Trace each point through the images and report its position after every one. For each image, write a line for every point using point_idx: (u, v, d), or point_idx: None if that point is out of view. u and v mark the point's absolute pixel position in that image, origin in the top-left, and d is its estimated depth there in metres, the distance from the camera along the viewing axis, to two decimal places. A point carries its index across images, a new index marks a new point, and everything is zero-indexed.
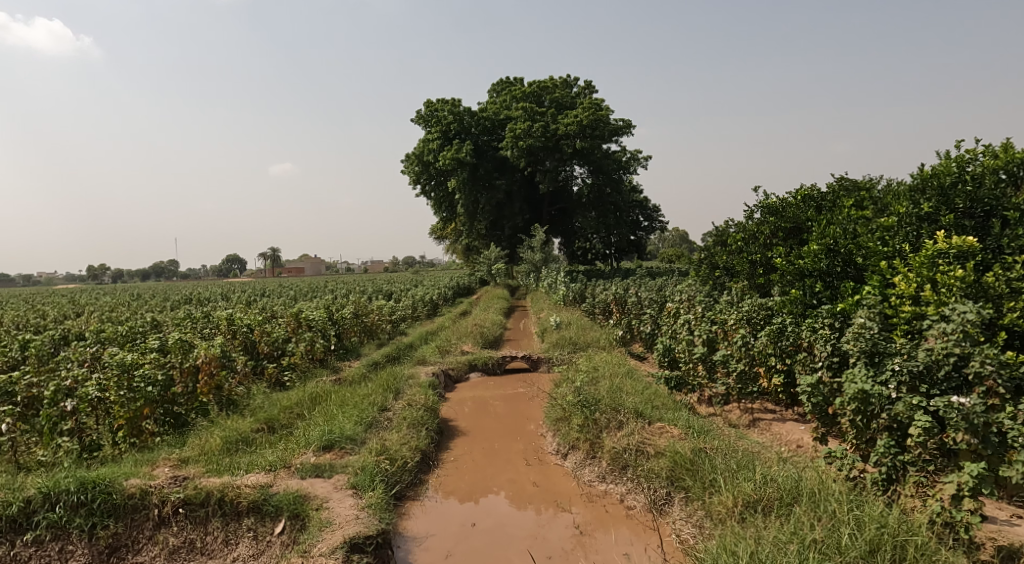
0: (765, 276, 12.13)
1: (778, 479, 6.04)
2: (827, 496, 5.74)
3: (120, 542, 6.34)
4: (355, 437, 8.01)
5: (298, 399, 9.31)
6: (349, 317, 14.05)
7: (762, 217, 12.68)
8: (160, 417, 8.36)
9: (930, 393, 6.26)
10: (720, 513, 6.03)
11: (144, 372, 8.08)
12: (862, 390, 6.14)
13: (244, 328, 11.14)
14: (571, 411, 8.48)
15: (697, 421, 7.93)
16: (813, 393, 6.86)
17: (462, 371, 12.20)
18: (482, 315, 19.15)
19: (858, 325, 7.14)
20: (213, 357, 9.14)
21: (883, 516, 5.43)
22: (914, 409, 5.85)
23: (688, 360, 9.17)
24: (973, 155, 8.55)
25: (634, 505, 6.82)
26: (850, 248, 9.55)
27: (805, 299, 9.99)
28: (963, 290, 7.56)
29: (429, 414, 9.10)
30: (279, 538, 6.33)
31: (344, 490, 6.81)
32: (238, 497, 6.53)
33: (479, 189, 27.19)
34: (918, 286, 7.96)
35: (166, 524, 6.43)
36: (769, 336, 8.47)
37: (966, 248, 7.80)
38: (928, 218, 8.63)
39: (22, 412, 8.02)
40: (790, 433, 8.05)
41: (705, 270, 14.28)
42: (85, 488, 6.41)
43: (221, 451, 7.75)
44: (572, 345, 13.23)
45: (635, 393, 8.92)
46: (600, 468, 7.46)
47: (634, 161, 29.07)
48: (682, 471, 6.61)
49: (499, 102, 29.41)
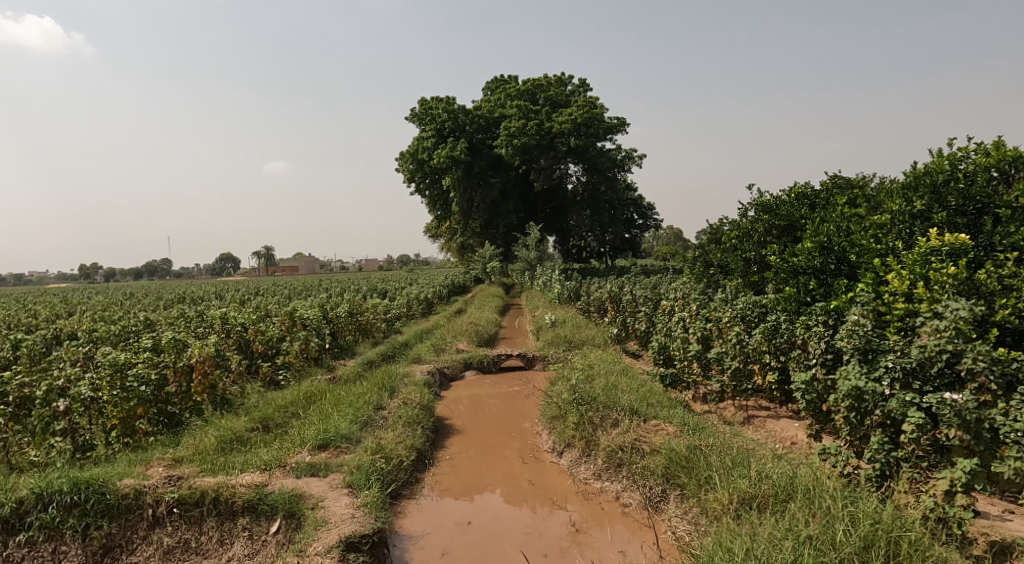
0: (760, 274, 12.18)
1: (773, 475, 6.06)
2: (822, 492, 5.76)
3: (114, 542, 6.32)
4: (350, 436, 8.00)
5: (293, 398, 9.28)
6: (343, 316, 14.03)
7: (756, 215, 12.72)
8: (153, 416, 8.35)
9: (923, 389, 6.31)
10: (716, 510, 6.05)
11: (138, 371, 8.06)
12: (856, 387, 6.15)
13: (238, 327, 11.11)
14: (566, 409, 8.48)
15: (692, 419, 7.94)
16: (807, 389, 6.88)
17: (457, 369, 12.20)
18: (476, 315, 18.47)
19: (852, 322, 7.16)
20: (207, 356, 9.11)
21: (878, 512, 5.46)
22: (907, 405, 5.88)
23: (683, 357, 9.36)
24: (965, 153, 8.60)
25: (629, 502, 6.83)
26: (844, 246, 9.58)
27: (800, 296, 10.07)
28: (956, 288, 7.59)
29: (424, 412, 9.09)
30: (275, 537, 6.32)
31: (340, 489, 6.81)
32: (233, 497, 6.52)
33: (473, 187, 27.20)
34: (911, 283, 8.00)
35: (160, 524, 6.41)
36: (763, 334, 8.48)
37: (958, 246, 7.83)
38: (920, 216, 8.66)
39: (15, 412, 7.96)
40: (784, 430, 8.08)
41: (699, 268, 14.33)
42: (78, 489, 6.38)
43: (215, 451, 7.72)
44: (567, 343, 13.24)
45: (630, 391, 8.93)
46: (596, 466, 7.48)
47: (629, 159, 29.12)
48: (677, 469, 6.62)
49: (493, 100, 29.36)
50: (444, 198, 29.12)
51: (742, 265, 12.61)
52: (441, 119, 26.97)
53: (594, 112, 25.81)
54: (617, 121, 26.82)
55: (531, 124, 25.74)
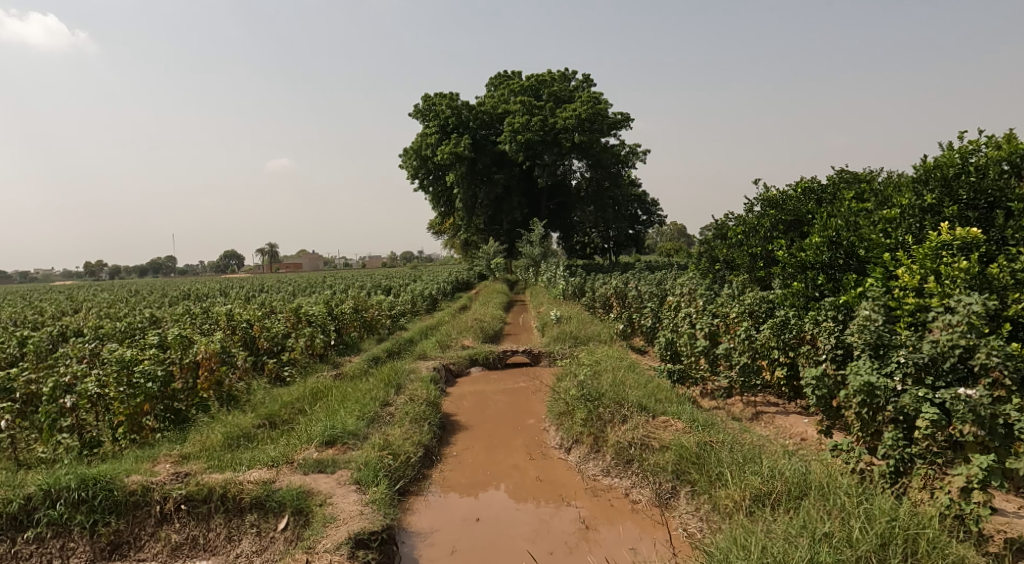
0: (767, 269, 12.15)
1: (786, 472, 6.01)
2: (836, 490, 5.72)
3: (123, 538, 6.30)
4: (357, 432, 7.97)
5: (299, 394, 9.27)
6: (349, 312, 14.03)
7: (762, 210, 12.66)
8: (160, 413, 8.33)
9: (935, 385, 6.26)
10: (728, 506, 6.00)
11: (143, 368, 8.04)
12: (867, 382, 6.08)
13: (244, 324, 11.21)
14: (573, 404, 8.40)
15: (701, 415, 7.87)
16: (818, 385, 6.81)
17: (463, 365, 12.17)
18: (477, 315, 17.20)
19: (863, 317, 7.09)
20: (213, 353, 9.14)
21: (894, 510, 5.41)
22: (920, 401, 5.85)
23: (690, 353, 9.22)
24: (976, 146, 8.56)
25: (639, 499, 6.78)
26: (852, 241, 9.50)
27: (808, 292, 9.99)
28: (967, 282, 7.54)
29: (431, 409, 9.05)
30: (283, 533, 6.30)
31: (348, 485, 6.77)
32: (241, 494, 6.49)
33: (477, 183, 27.23)
34: (922, 278, 7.95)
35: (168, 521, 6.38)
36: (772, 329, 8.40)
37: (970, 240, 7.81)
38: (930, 210, 8.61)
39: (22, 409, 8.06)
40: (794, 426, 8.00)
41: (705, 263, 14.31)
42: (85, 486, 6.36)
43: (221, 448, 7.69)
44: (572, 339, 13.19)
45: (637, 387, 8.89)
46: (604, 462, 7.44)
47: (634, 155, 29.05)
48: (688, 465, 6.58)
49: (497, 96, 29.29)
50: (448, 194, 29.03)
51: (748, 261, 12.56)
52: (444, 115, 26.89)
53: (598, 107, 25.73)
54: (620, 114, 26.77)
55: (535, 119, 25.69)
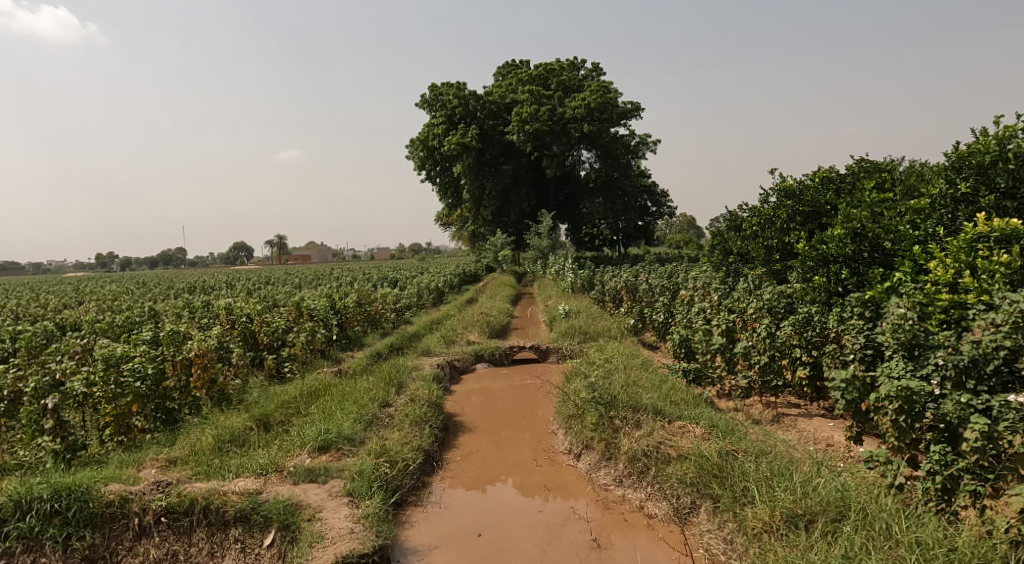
0: (783, 263, 11.60)
1: (819, 489, 5.51)
2: (878, 513, 5.22)
3: (98, 553, 5.85)
4: (353, 437, 7.50)
5: (296, 393, 8.82)
6: (351, 306, 13.53)
7: (778, 200, 11.99)
8: (150, 413, 7.86)
9: (978, 389, 5.73)
10: (755, 527, 5.51)
11: (132, 366, 7.57)
12: (906, 387, 5.53)
13: (243, 318, 10.80)
14: (583, 408, 7.86)
15: (721, 419, 7.30)
16: (848, 388, 6.27)
17: (468, 363, 11.68)
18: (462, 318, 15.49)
19: (897, 316, 6.52)
20: (207, 349, 8.64)
21: (946, 538, 4.92)
22: (964, 408, 5.29)
23: (706, 351, 8.67)
24: (1012, 132, 7.99)
25: (655, 513, 6.29)
26: (878, 232, 8.87)
27: (829, 286, 9.37)
28: (1008, 277, 6.99)
29: (432, 410, 8.55)
30: (268, 550, 5.88)
31: (340, 497, 6.32)
32: (225, 506, 6.04)
33: (485, 174, 26.62)
34: (956, 272, 7.41)
35: (147, 534, 5.93)
36: (794, 326, 7.88)
37: (1009, 232, 7.28)
38: (964, 200, 8.18)
39: (6, 410, 7.64)
40: (819, 430, 7.47)
41: (718, 256, 13.79)
42: (59, 496, 5.90)
43: (211, 452, 7.25)
44: (581, 335, 12.67)
45: (650, 388, 8.37)
46: (616, 471, 6.92)
47: (642, 146, 28.41)
48: (709, 478, 6.04)
49: (505, 85, 28.45)
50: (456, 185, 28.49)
51: (764, 253, 12.01)
52: (451, 105, 26.23)
53: (607, 97, 25.10)
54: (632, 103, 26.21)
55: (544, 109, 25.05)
